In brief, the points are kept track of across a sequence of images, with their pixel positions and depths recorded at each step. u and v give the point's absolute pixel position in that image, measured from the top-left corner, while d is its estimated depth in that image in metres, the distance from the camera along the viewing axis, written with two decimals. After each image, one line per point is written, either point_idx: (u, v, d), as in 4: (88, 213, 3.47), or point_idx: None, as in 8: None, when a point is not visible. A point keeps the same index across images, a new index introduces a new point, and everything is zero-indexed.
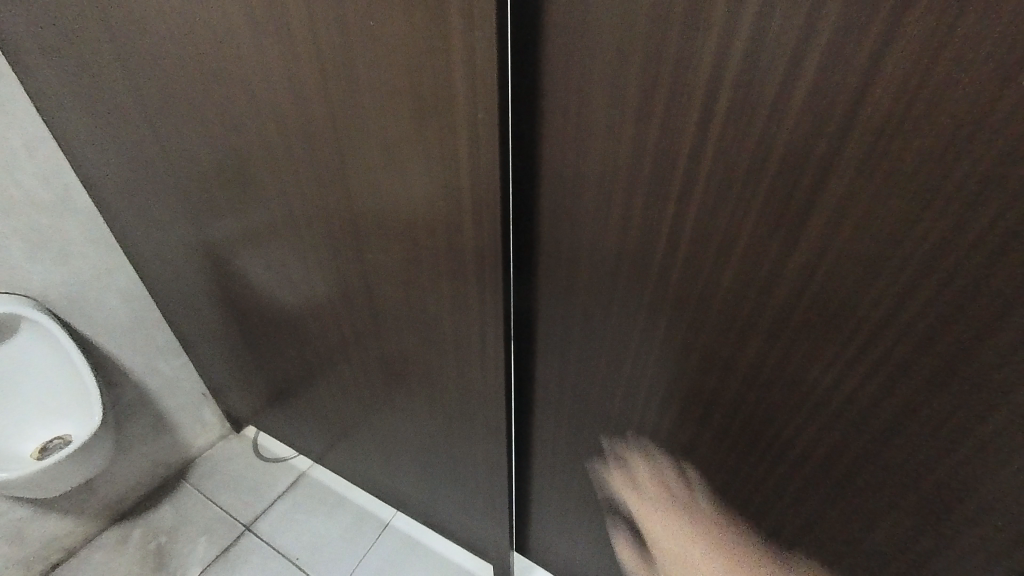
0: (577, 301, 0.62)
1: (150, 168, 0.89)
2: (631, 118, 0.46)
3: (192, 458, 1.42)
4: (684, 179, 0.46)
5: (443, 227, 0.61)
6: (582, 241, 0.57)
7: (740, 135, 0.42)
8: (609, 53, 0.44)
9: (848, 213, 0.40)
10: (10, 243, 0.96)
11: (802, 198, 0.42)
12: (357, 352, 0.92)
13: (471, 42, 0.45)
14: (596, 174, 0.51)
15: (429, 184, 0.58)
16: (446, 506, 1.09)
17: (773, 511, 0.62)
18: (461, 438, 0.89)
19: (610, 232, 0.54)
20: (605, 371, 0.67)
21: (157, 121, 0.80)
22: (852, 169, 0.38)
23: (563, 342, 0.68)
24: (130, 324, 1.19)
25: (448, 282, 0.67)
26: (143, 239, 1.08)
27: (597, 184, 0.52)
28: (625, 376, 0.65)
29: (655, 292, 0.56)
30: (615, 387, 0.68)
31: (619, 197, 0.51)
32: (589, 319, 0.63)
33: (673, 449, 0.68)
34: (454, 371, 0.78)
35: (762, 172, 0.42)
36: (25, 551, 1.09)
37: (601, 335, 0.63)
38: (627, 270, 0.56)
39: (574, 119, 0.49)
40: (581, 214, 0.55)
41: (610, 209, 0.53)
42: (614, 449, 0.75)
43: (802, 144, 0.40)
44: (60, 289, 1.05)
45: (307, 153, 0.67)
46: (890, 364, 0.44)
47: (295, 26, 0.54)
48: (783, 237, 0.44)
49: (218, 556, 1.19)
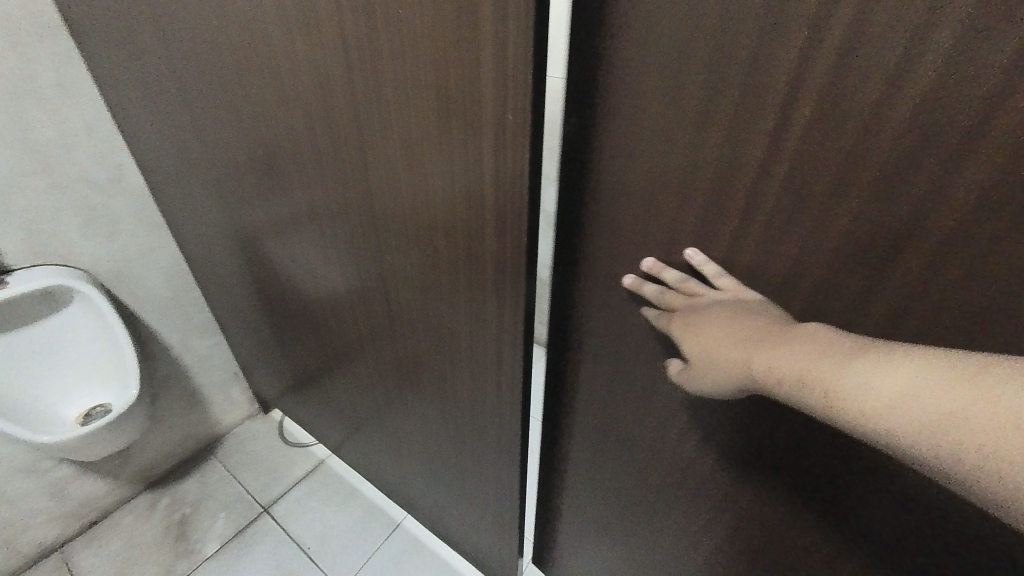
0: (613, 322, 0.58)
1: (192, 154, 0.91)
2: (687, 129, 0.40)
3: (220, 434, 1.47)
4: (748, 199, 0.41)
5: (463, 236, 0.57)
6: (623, 259, 0.52)
7: (823, 151, 0.36)
8: (668, 52, 0.38)
9: (927, 248, 0.35)
10: (67, 218, 1.02)
11: (897, 229, 0.35)
12: (373, 352, 0.90)
13: (503, 34, 0.40)
14: (644, 188, 0.46)
15: (450, 189, 0.54)
16: (453, 516, 1.06)
17: (816, 562, 0.56)
18: (472, 453, 0.85)
19: (656, 252, 0.49)
20: (637, 399, 0.61)
21: (197, 109, 0.81)
22: (931, 198, 0.33)
23: (595, 362, 0.63)
24: (171, 302, 1.24)
25: (466, 293, 0.62)
26: (186, 222, 1.12)
27: (645, 199, 0.46)
28: (660, 409, 0.60)
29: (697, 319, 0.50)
30: (648, 418, 0.62)
31: (670, 215, 0.46)
32: (624, 342, 0.58)
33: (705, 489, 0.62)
34: (468, 384, 0.74)
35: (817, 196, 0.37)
36: (66, 508, 1.17)
37: (638, 361, 0.58)
38: None
39: (622, 127, 0.44)
40: (624, 229, 0.50)
41: (658, 228, 0.47)
42: (642, 481, 0.70)
43: (901, 164, 0.33)
44: (110, 264, 1.11)
45: (331, 148, 0.64)
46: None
47: (322, 14, 0.51)
48: (869, 273, 0.38)
49: (235, 535, 1.23)
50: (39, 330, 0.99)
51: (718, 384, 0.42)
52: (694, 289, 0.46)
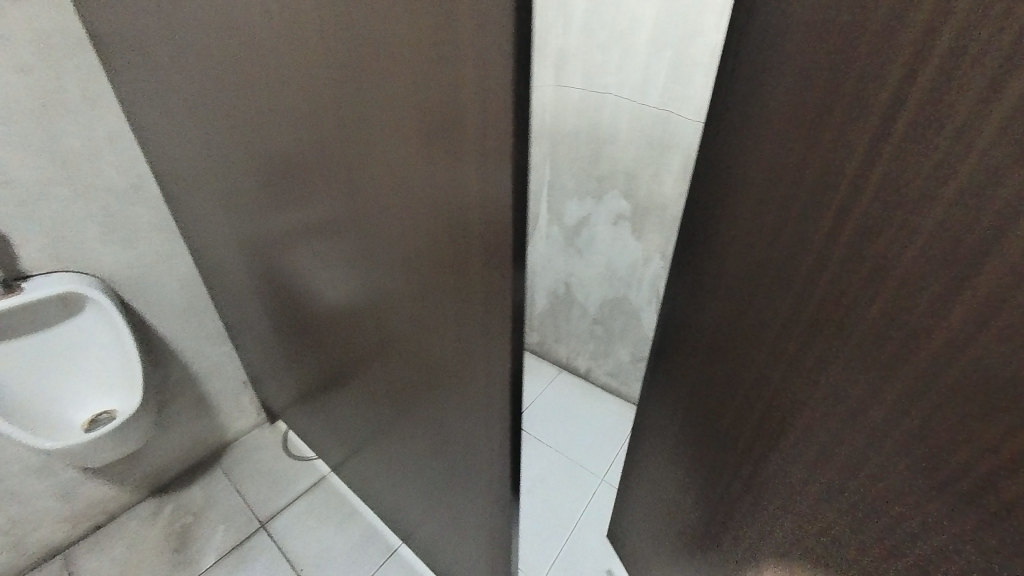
0: (734, 291, 0.62)
1: (202, 167, 0.90)
2: (822, 113, 0.43)
3: (229, 441, 1.47)
4: (845, 190, 0.42)
5: (450, 269, 0.51)
6: (755, 232, 0.57)
7: (914, 155, 0.35)
8: (826, 39, 0.42)
9: (985, 279, 0.32)
10: (87, 226, 1.03)
11: (961, 251, 0.33)
12: (370, 376, 0.86)
13: (483, 52, 0.34)
14: (784, 165, 0.50)
15: (435, 218, 0.49)
16: (448, 552, 1.00)
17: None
18: (466, 492, 0.79)
19: (776, 229, 0.53)
20: (732, 370, 0.65)
21: (203, 122, 0.79)
22: (981, 215, 0.32)
23: (713, 330, 0.69)
24: (184, 310, 1.25)
25: (455, 328, 0.57)
26: (200, 232, 1.12)
27: (782, 176, 0.51)
28: (746, 383, 0.62)
29: (776, 291, 0.54)
30: (734, 392, 0.65)
31: (791, 194, 0.49)
32: (737, 313, 0.63)
33: (749, 472, 0.65)
34: (460, 421, 0.68)
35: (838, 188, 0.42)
36: (73, 510, 1.18)
37: (740, 333, 0.62)
38: (775, 273, 0.54)
39: (786, 107, 0.49)
40: (763, 202, 0.55)
41: (782, 206, 0.51)
42: (715, 457, 0.73)
43: (978, 182, 0.31)
44: (127, 272, 1.12)
45: (324, 166, 0.60)
46: (900, 426, 0.40)
47: (307, 27, 0.47)
48: (925, 294, 0.36)
49: (232, 549, 1.21)
50: (52, 335, 1.00)
51: (802, 341, 0.50)
52: (796, 273, 0.50)
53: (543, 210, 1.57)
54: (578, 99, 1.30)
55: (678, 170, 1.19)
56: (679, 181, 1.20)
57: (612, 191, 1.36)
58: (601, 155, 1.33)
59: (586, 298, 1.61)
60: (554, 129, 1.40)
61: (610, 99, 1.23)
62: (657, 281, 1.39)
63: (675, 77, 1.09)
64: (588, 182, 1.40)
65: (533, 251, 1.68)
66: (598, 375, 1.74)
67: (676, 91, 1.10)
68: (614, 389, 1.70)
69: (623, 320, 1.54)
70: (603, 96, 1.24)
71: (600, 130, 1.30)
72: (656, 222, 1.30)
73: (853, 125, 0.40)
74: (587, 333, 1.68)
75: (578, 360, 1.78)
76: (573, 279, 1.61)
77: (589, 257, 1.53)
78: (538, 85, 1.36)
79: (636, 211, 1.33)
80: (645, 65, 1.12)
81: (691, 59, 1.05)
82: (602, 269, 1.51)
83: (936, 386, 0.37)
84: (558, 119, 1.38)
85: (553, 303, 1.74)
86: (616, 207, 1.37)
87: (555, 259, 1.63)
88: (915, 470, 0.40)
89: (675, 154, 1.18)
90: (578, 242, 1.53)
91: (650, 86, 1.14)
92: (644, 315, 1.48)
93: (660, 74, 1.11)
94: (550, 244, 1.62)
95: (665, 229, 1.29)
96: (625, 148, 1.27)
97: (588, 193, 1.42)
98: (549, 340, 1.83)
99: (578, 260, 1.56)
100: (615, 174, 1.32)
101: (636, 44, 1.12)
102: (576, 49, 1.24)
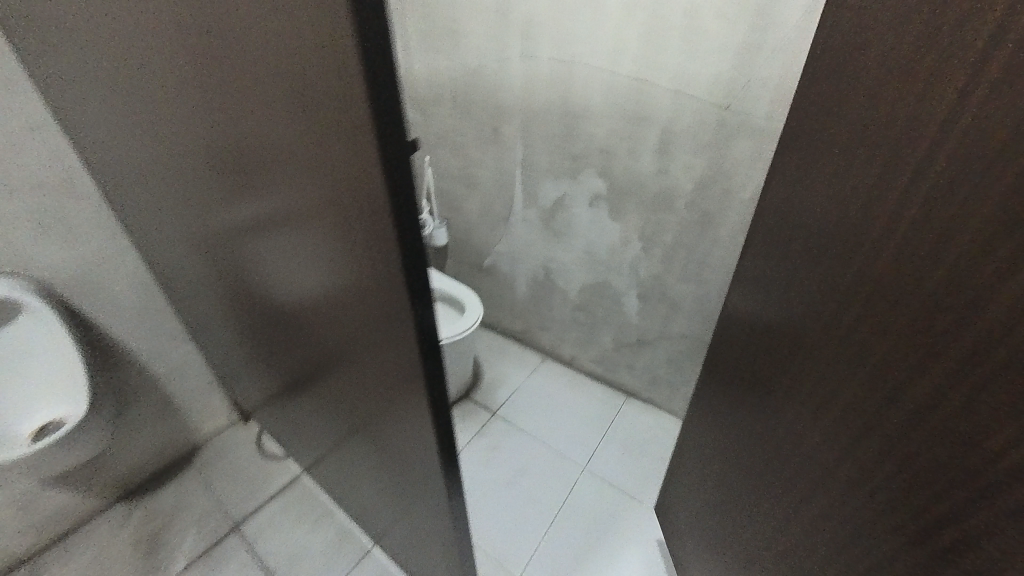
0: (783, 261, 0.60)
1: (124, 157, 0.82)
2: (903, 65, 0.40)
3: (201, 442, 1.43)
4: (919, 149, 0.39)
5: (365, 267, 0.45)
6: (810, 197, 0.54)
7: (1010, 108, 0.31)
8: None
9: None
10: (16, 225, 0.96)
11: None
12: (320, 379, 0.80)
13: None
14: (849, 126, 0.47)
15: (340, 210, 0.42)
16: (416, 555, 0.96)
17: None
18: (422, 498, 0.75)
19: (831, 194, 0.50)
20: (773, 343, 0.64)
21: (112, 107, 0.71)
22: None
23: (758, 301, 0.67)
24: (138, 310, 1.19)
25: (383, 331, 0.51)
26: (141, 228, 1.04)
27: (845, 138, 0.48)
28: (785, 356, 0.61)
29: (825, 260, 0.52)
30: (772, 365, 0.64)
31: (855, 155, 0.46)
32: (782, 283, 0.61)
33: (778, 444, 0.64)
34: (405, 429, 0.63)
35: (907, 155, 0.40)
36: (35, 519, 1.15)
37: (784, 304, 0.60)
38: (828, 240, 0.51)
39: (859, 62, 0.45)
40: (822, 167, 0.52)
41: (841, 169, 0.48)
42: (746, 431, 0.73)
43: None
44: (67, 273, 1.05)
45: (230, 151, 0.53)
46: (948, 400, 0.38)
47: None
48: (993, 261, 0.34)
49: (202, 554, 1.18)
50: None
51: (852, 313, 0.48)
52: (851, 241, 0.47)
53: (518, 192, 1.47)
54: (547, 70, 1.19)
55: (655, 145, 1.10)
56: (656, 156, 1.11)
57: (587, 171, 1.26)
58: (575, 131, 1.23)
59: (567, 284, 1.54)
60: (524, 104, 1.29)
61: (580, 68, 1.13)
62: (638, 264, 1.31)
63: (649, 41, 0.99)
64: (562, 161, 1.30)
65: (510, 235, 1.60)
66: (583, 362, 1.68)
67: (650, 58, 1.01)
68: (600, 376, 1.65)
69: (606, 305, 1.47)
70: (573, 66, 1.14)
71: (572, 104, 1.19)
72: (635, 202, 1.22)
73: (938, 81, 0.36)
74: (570, 320, 1.62)
75: (562, 347, 1.72)
76: (553, 264, 1.53)
77: (568, 241, 1.45)
78: (505, 55, 1.24)
79: (614, 190, 1.24)
80: (617, 29, 1.02)
81: (665, 21, 0.95)
82: (582, 254, 1.43)
83: (982, 358, 0.35)
84: (528, 93, 1.27)
85: (534, 289, 1.66)
86: (593, 187, 1.28)
87: (534, 244, 1.55)
88: (954, 446, 0.38)
89: (652, 128, 1.08)
90: (556, 225, 1.44)
91: (622, 53, 1.04)
92: (627, 300, 1.41)
93: (633, 39, 1.01)
94: (527, 228, 1.53)
95: (645, 209, 1.21)
96: (600, 123, 1.17)
97: (563, 173, 1.33)
98: (532, 328, 1.77)
99: (557, 244, 1.48)
100: (590, 152, 1.23)
101: (605, 6, 1.01)
102: (542, 14, 1.12)
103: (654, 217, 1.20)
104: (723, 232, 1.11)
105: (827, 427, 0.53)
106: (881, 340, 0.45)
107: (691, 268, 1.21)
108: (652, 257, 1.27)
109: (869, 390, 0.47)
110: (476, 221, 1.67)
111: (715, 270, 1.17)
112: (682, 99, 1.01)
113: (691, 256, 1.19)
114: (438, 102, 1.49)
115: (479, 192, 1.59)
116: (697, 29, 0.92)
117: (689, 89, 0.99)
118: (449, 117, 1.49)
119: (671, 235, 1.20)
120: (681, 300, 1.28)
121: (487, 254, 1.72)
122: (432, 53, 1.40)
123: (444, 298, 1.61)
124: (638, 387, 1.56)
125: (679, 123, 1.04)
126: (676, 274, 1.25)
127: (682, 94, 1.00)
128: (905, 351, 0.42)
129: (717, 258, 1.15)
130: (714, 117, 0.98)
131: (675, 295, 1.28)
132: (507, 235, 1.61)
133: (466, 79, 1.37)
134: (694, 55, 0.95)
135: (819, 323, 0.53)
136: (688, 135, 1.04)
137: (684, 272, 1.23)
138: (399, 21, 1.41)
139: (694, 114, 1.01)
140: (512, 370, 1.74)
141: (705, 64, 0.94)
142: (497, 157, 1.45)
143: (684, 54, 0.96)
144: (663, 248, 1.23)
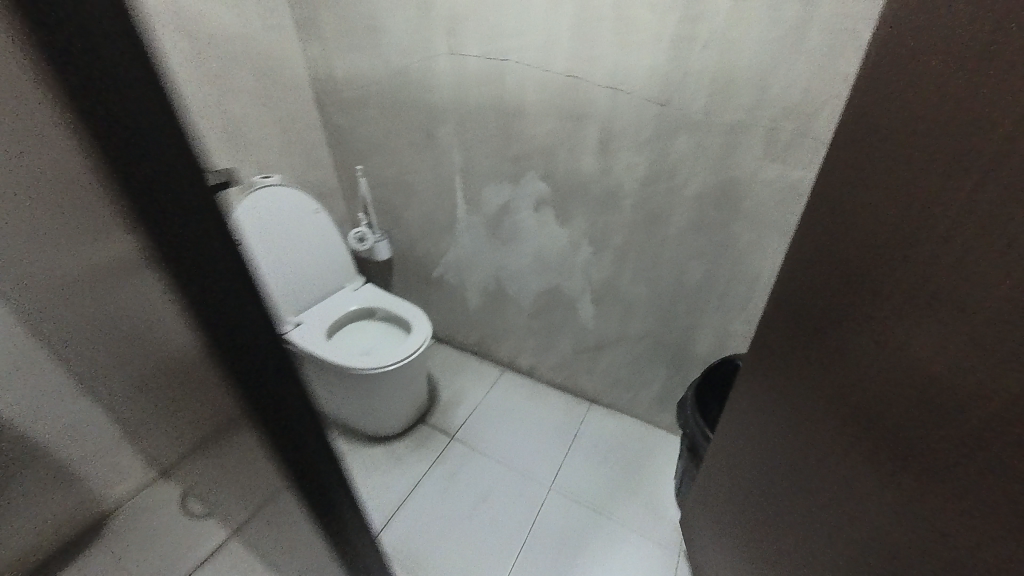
0: (823, 265, 0.52)
1: None
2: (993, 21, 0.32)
3: (109, 511, 1.22)
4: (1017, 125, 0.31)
5: None
6: (858, 190, 0.45)
7: None
8: None
9: None
10: None
11: None
12: (226, 442, 0.67)
13: None
14: (917, 98, 0.38)
15: None
16: None
17: None
18: None
19: (892, 183, 0.41)
20: (810, 361, 0.55)
21: None
22: None
23: (790, 311, 0.58)
24: None
25: None
26: None
27: (909, 116, 0.39)
28: (825, 378, 0.52)
29: (883, 263, 0.43)
30: (810, 387, 0.55)
31: (926, 136, 0.38)
32: (822, 293, 0.52)
33: (816, 478, 0.55)
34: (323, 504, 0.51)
35: (997, 130, 0.32)
36: None
37: (824, 315, 0.52)
38: (886, 241, 0.42)
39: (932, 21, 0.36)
40: (879, 150, 0.43)
41: (906, 155, 0.40)
42: (778, 462, 0.63)
43: None
44: None
45: None
46: None
47: None
48: None
49: None
50: None
51: (918, 327, 0.39)
52: (922, 241, 0.39)
53: (459, 199, 1.37)
54: (477, 68, 1.10)
55: (595, 143, 1.04)
56: (598, 155, 1.05)
57: (529, 174, 1.18)
58: (512, 132, 1.14)
59: (519, 293, 1.45)
60: (457, 105, 1.19)
61: (512, 64, 1.05)
62: (589, 269, 1.25)
63: (581, 33, 0.93)
64: (502, 165, 1.22)
65: (456, 245, 1.49)
66: (543, 371, 1.61)
67: (583, 51, 0.94)
68: (561, 384, 1.59)
69: (561, 313, 1.40)
70: (504, 62, 1.05)
71: (507, 103, 1.11)
72: (580, 204, 1.15)
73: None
74: (526, 329, 1.54)
75: (521, 358, 1.64)
76: (504, 272, 1.44)
77: (515, 249, 1.36)
78: (431, 52, 1.14)
79: (558, 192, 1.17)
80: (546, 21, 0.95)
81: (595, 10, 0.89)
82: (531, 261, 1.35)
83: None
84: (459, 93, 1.17)
85: (487, 300, 1.57)
86: (536, 190, 1.20)
87: (481, 253, 1.45)
88: None
89: (591, 125, 1.02)
90: (502, 232, 1.36)
91: (554, 46, 0.97)
92: (581, 306, 1.34)
93: (563, 31, 0.94)
94: (472, 237, 1.43)
95: (591, 210, 1.14)
96: (537, 122, 1.09)
97: (503, 177, 1.24)
98: (488, 339, 1.68)
99: (505, 252, 1.39)
100: (530, 153, 1.15)
101: None
102: (466, 7, 1.03)
103: (601, 218, 1.14)
104: (671, 231, 1.06)
105: (880, 463, 0.45)
106: (955, 364, 0.36)
107: (642, 270, 1.16)
108: (602, 260, 1.21)
109: (935, 424, 0.38)
110: (419, 232, 1.55)
111: (667, 271, 1.12)
112: (618, 94, 0.95)
113: (642, 258, 1.14)
114: (366, 106, 1.36)
115: (418, 201, 1.47)
116: (627, 19, 0.87)
117: (624, 83, 0.93)
118: (378, 122, 1.37)
119: (620, 236, 1.14)
120: (635, 304, 1.23)
121: (434, 265, 1.61)
122: (354, 53, 1.28)
123: (389, 318, 1.48)
124: (600, 393, 1.50)
125: (618, 119, 0.98)
126: (628, 277, 1.19)
127: (618, 89, 0.95)
128: (990, 380, 0.34)
129: (667, 258, 1.10)
130: (652, 111, 0.93)
131: (629, 299, 1.23)
132: (452, 245, 1.50)
133: (393, 80, 1.26)
134: (627, 46, 0.89)
135: (869, 339, 0.45)
136: (627, 131, 0.98)
137: (636, 274, 1.18)
138: (315, 18, 1.28)
139: (632, 109, 0.95)
140: (470, 387, 1.64)
141: (639, 56, 0.89)
142: (434, 163, 1.34)
143: (617, 46, 0.90)
144: (613, 251, 1.17)
